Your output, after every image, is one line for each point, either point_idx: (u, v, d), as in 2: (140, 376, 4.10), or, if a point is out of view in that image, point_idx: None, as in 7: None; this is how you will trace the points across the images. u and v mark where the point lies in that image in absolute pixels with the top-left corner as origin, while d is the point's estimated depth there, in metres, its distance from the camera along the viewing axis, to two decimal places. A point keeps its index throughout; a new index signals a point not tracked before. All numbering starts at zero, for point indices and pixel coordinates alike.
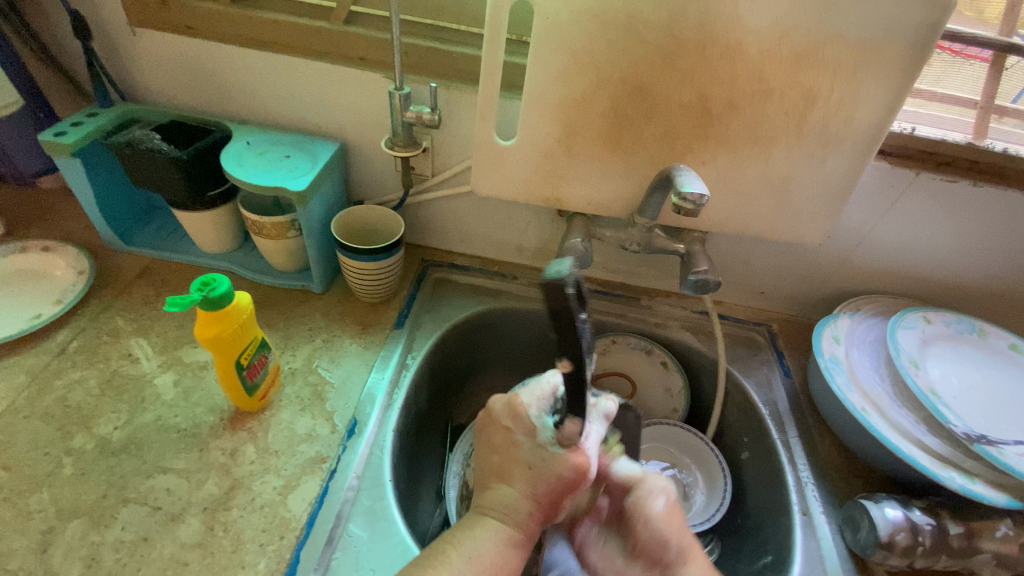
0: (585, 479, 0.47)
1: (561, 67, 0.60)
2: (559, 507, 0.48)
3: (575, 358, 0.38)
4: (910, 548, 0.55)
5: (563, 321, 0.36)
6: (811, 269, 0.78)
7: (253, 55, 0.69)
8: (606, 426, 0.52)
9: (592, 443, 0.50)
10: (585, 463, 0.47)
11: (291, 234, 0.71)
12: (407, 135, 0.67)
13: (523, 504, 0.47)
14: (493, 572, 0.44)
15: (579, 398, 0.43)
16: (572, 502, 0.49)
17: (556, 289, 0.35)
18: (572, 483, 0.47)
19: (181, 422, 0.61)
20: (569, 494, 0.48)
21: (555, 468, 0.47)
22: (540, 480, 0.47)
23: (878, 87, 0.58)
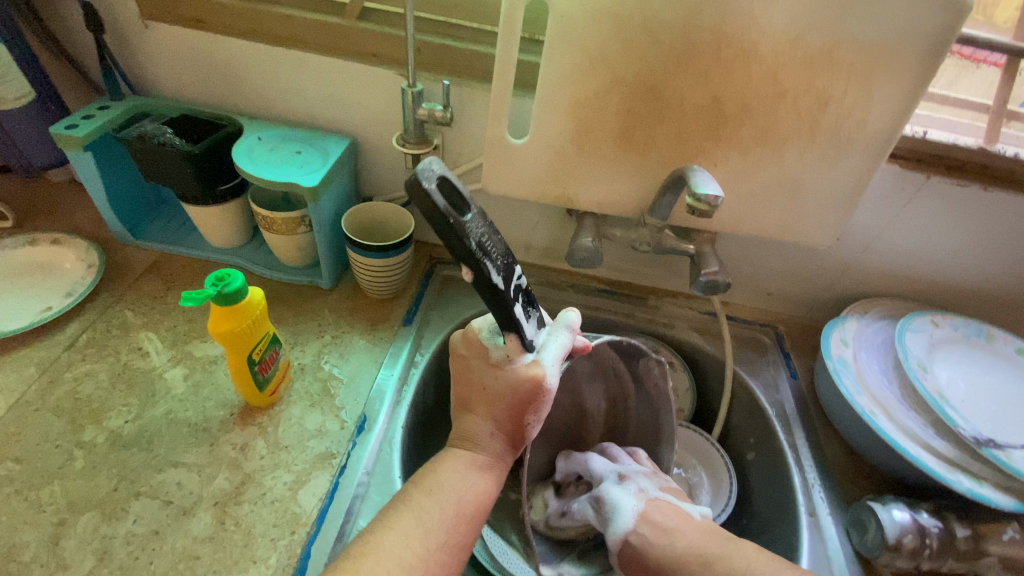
0: (541, 391, 0.47)
1: (574, 66, 0.60)
2: (525, 425, 0.48)
3: (468, 263, 0.41)
4: (917, 550, 0.56)
5: (438, 221, 0.39)
6: (819, 271, 0.78)
7: (264, 50, 0.69)
8: (568, 337, 0.50)
9: (550, 356, 0.48)
10: (536, 375, 0.46)
11: (301, 229, 0.71)
12: (418, 132, 0.67)
13: (485, 426, 0.48)
14: (461, 507, 0.45)
15: (507, 312, 0.44)
16: (538, 419, 0.49)
17: (416, 188, 0.38)
18: (529, 396, 0.47)
19: (191, 416, 0.61)
20: (531, 410, 0.48)
21: (512, 382, 0.47)
22: (498, 396, 0.47)
23: (892, 91, 0.58)
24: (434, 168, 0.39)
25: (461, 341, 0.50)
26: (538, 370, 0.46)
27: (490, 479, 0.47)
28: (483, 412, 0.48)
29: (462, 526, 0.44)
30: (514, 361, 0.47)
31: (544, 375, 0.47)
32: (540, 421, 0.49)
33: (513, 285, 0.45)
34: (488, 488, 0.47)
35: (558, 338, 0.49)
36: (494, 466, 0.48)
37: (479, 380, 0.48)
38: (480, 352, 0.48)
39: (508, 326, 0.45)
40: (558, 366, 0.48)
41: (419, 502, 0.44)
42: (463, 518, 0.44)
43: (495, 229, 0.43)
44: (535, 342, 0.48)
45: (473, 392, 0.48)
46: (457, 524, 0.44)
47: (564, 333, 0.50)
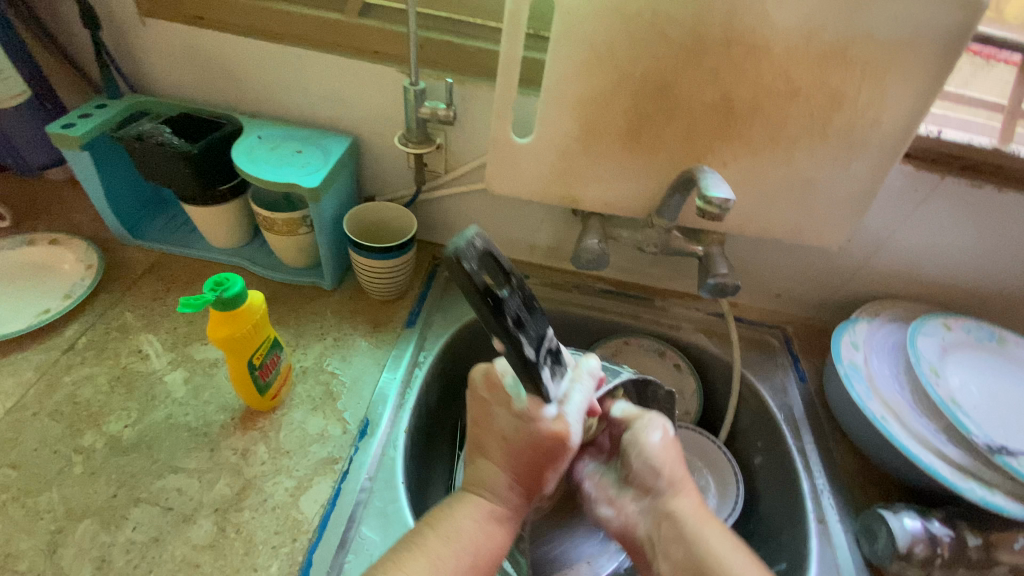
0: (563, 447, 0.45)
1: (581, 65, 0.59)
2: (543, 480, 0.47)
3: (501, 335, 0.40)
4: (929, 559, 0.55)
5: (474, 297, 0.38)
6: (828, 272, 0.77)
7: (264, 47, 0.68)
8: (591, 387, 0.48)
9: (573, 408, 0.46)
10: (560, 432, 0.45)
11: (302, 230, 0.70)
12: (420, 131, 0.65)
13: (503, 476, 0.47)
14: (478, 556, 0.44)
15: (536, 381, 0.43)
16: (557, 472, 0.48)
17: (454, 264, 0.37)
18: (550, 452, 0.46)
19: (192, 420, 0.60)
20: (551, 466, 0.47)
21: (533, 437, 0.46)
22: (518, 450, 0.46)
23: (907, 89, 0.56)
24: (476, 241, 0.38)
25: (484, 383, 0.49)
26: (561, 426, 0.45)
27: (506, 529, 0.46)
28: (501, 462, 0.47)
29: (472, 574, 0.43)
30: (537, 415, 0.45)
31: (568, 431, 0.45)
32: (559, 475, 0.48)
33: (544, 352, 0.44)
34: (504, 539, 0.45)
35: (581, 387, 0.48)
36: (508, 515, 0.47)
37: (499, 431, 0.47)
38: (501, 401, 0.47)
39: (533, 388, 0.44)
40: (581, 419, 0.47)
41: (432, 546, 0.43)
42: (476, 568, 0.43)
43: (532, 298, 0.42)
44: (559, 395, 0.46)
45: (492, 440, 0.48)
46: (471, 574, 0.43)
47: (587, 382, 0.48)
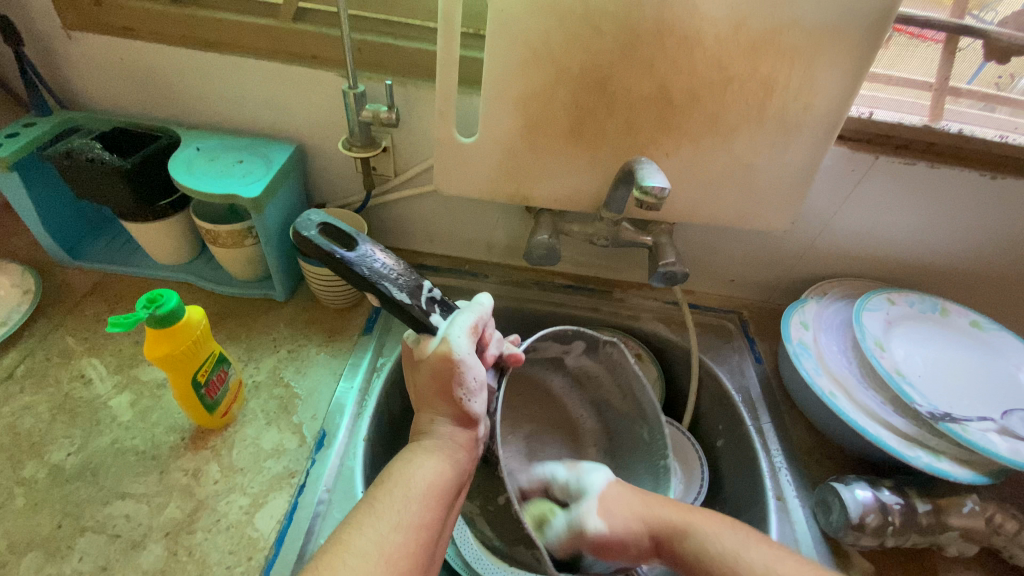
0: (453, 363, 0.47)
1: (518, 61, 0.59)
2: (456, 403, 0.48)
3: (367, 285, 0.46)
4: (881, 528, 0.56)
5: (330, 260, 0.45)
6: (777, 255, 0.78)
7: (198, 57, 0.66)
8: (478, 314, 0.51)
9: (459, 330, 0.49)
10: (442, 349, 0.47)
11: (248, 242, 0.68)
12: (364, 134, 0.65)
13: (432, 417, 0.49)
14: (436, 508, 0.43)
15: (414, 319, 0.48)
16: (470, 392, 0.48)
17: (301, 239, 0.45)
18: (445, 370, 0.47)
19: (139, 444, 0.58)
20: (455, 387, 0.48)
21: (433, 367, 0.48)
22: (430, 385, 0.49)
23: (834, 73, 0.58)
24: (313, 222, 0.47)
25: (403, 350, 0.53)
26: (444, 346, 0.47)
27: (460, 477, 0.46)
28: (426, 402, 0.50)
29: (416, 506, 0.42)
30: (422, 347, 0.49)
31: (451, 349, 0.47)
32: (474, 393, 0.48)
33: (422, 297, 0.49)
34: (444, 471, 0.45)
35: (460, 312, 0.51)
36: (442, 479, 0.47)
37: (415, 377, 0.50)
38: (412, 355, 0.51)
39: (421, 328, 0.49)
40: (467, 333, 0.49)
41: None
42: (436, 516, 0.43)
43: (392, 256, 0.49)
44: (443, 326, 0.49)
45: (418, 393, 0.51)
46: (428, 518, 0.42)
47: (475, 311, 0.51)
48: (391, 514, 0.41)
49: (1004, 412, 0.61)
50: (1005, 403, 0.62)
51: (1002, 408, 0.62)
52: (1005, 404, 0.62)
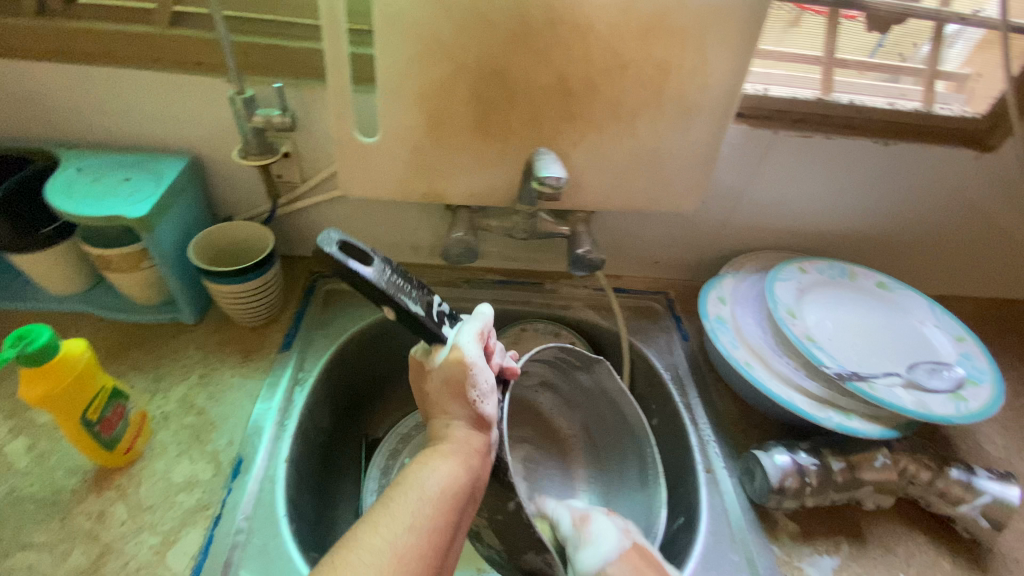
0: (466, 368, 0.48)
1: (412, 56, 0.57)
2: (472, 403, 0.47)
3: (386, 302, 0.47)
4: (800, 490, 0.58)
5: (347, 275, 0.45)
6: (697, 234, 0.80)
7: (67, 69, 0.61)
8: (482, 321, 0.53)
9: (467, 336, 0.50)
10: (456, 356, 0.48)
11: (144, 264, 0.64)
12: (260, 141, 0.61)
13: (455, 421, 0.47)
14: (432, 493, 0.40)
15: (430, 331, 0.50)
16: (483, 392, 0.48)
17: (321, 253, 0.43)
18: (460, 379, 0.48)
19: (35, 492, 0.54)
20: (470, 386, 0.48)
21: (447, 373, 0.48)
22: (450, 390, 0.48)
23: (725, 53, 0.59)
24: (336, 237, 0.45)
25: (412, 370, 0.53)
26: (455, 352, 0.48)
27: (462, 464, 0.43)
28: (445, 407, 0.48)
29: (429, 511, 0.39)
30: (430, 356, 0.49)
31: (463, 353, 0.48)
32: (486, 394, 0.48)
33: (434, 310, 0.51)
34: (462, 472, 0.43)
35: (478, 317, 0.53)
36: None
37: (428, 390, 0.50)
38: (421, 369, 0.52)
39: (434, 340, 0.50)
40: (476, 340, 0.50)
41: None
42: (428, 502, 0.40)
43: (403, 270, 0.50)
44: (452, 336, 0.51)
45: (433, 403, 0.50)
46: (427, 511, 0.39)
47: (479, 318, 0.53)
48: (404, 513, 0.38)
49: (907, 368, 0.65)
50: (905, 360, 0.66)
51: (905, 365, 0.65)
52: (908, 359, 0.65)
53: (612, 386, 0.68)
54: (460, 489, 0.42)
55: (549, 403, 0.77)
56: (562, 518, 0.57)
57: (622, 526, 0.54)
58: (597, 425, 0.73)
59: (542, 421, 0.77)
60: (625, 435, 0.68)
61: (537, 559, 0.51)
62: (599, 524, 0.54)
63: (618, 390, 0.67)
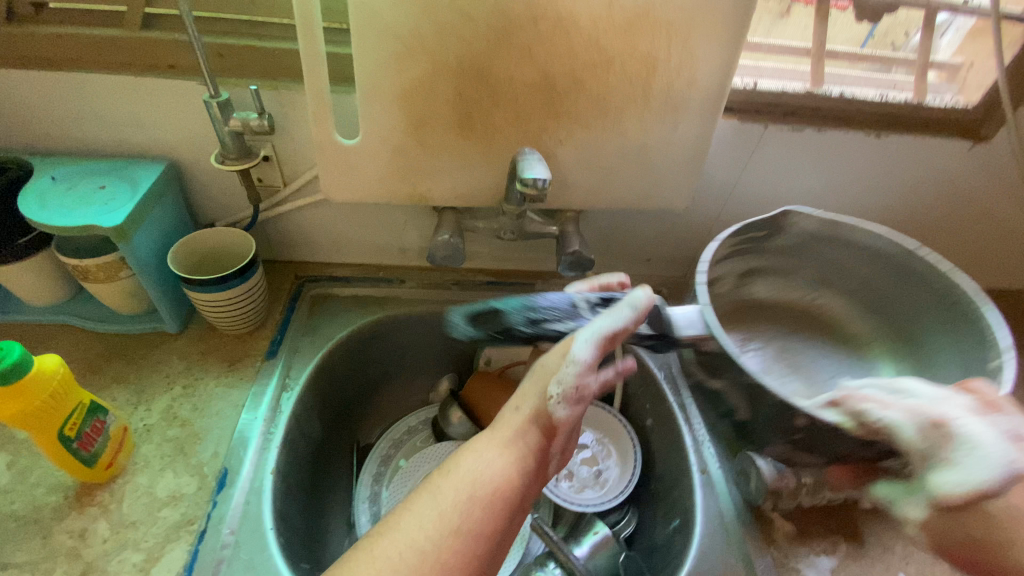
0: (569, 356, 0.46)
1: (391, 55, 0.55)
2: (556, 403, 0.47)
3: (541, 337, 0.49)
4: (796, 491, 0.57)
5: (495, 335, 0.49)
6: (688, 231, 0.79)
7: (35, 74, 0.59)
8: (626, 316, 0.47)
9: (589, 334, 0.46)
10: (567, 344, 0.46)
11: (123, 274, 0.62)
12: (238, 145, 0.60)
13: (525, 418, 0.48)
14: (477, 489, 0.43)
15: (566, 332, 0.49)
16: (575, 391, 0.47)
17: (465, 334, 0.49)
18: (553, 371, 0.48)
19: (15, 510, 0.53)
20: (560, 383, 0.46)
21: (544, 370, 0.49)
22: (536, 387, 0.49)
23: (712, 47, 0.58)
24: (456, 313, 0.51)
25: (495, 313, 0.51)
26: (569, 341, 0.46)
27: (517, 468, 0.45)
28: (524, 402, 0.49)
29: (476, 510, 0.42)
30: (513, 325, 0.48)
31: (574, 342, 0.46)
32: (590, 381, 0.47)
33: (584, 307, 0.50)
34: (508, 472, 0.44)
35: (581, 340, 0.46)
36: None
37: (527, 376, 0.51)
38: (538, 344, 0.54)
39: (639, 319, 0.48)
40: (592, 343, 0.45)
41: None
42: (477, 503, 0.42)
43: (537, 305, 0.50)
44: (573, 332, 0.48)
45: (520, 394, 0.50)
46: (470, 509, 0.42)
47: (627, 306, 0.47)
48: (449, 514, 0.41)
49: (914, 333, 0.60)
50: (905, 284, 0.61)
51: (915, 325, 0.60)
52: (919, 286, 0.59)
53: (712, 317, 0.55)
54: (510, 492, 0.44)
55: (709, 296, 0.59)
56: (893, 423, 0.45)
57: (909, 410, 0.45)
58: (838, 276, 0.65)
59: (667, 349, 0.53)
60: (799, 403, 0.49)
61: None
62: (964, 429, 0.42)
63: (823, 224, 0.61)
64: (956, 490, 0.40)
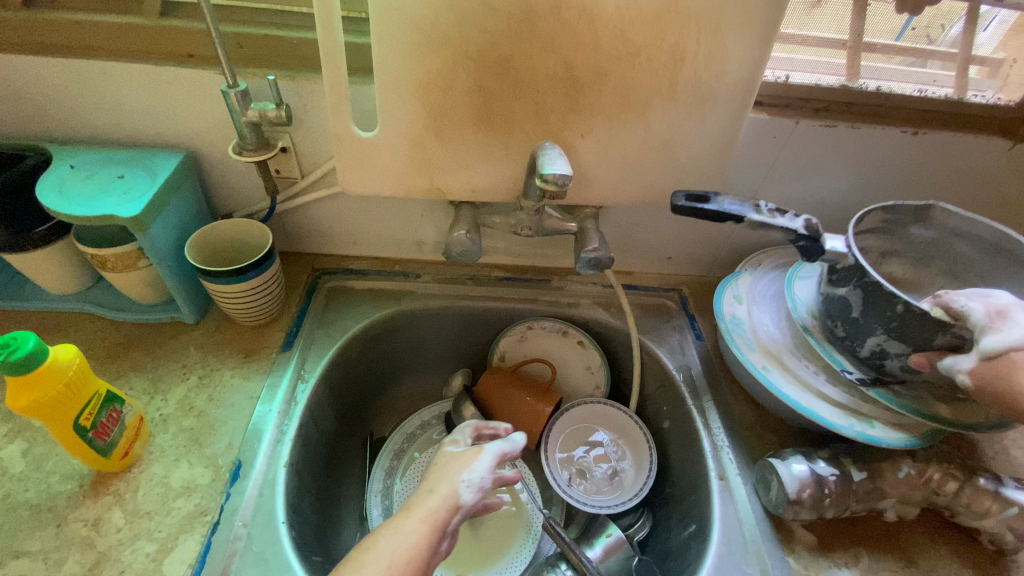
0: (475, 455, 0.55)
1: (409, 45, 0.54)
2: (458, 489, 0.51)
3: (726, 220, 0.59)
4: (819, 502, 0.55)
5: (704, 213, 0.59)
6: (711, 230, 0.77)
7: (55, 62, 0.59)
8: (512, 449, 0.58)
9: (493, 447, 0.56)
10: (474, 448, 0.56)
11: (141, 264, 0.62)
12: (256, 136, 0.59)
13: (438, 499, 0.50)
14: (394, 559, 0.44)
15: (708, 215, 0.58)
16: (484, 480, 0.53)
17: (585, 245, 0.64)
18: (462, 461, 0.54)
19: (32, 497, 0.53)
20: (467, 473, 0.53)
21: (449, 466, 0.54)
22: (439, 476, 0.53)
23: (742, 38, 0.55)
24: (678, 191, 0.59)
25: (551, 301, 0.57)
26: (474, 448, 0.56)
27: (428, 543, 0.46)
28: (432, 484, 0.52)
29: None
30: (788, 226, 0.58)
31: (482, 447, 0.56)
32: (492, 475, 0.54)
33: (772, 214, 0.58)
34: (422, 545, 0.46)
35: (486, 452, 0.56)
36: None
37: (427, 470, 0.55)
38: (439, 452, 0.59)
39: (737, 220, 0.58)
40: (498, 452, 0.56)
41: None
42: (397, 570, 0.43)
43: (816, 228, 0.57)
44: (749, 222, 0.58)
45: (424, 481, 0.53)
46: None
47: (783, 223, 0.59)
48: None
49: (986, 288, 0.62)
50: (984, 254, 0.61)
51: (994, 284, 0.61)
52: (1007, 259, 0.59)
53: (962, 222, 0.61)
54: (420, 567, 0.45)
55: (897, 271, 0.68)
56: (971, 309, 0.49)
57: (980, 299, 0.49)
58: (963, 267, 0.64)
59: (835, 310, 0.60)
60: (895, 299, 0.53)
61: (945, 339, 0.52)
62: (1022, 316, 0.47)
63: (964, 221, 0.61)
64: (994, 347, 0.47)
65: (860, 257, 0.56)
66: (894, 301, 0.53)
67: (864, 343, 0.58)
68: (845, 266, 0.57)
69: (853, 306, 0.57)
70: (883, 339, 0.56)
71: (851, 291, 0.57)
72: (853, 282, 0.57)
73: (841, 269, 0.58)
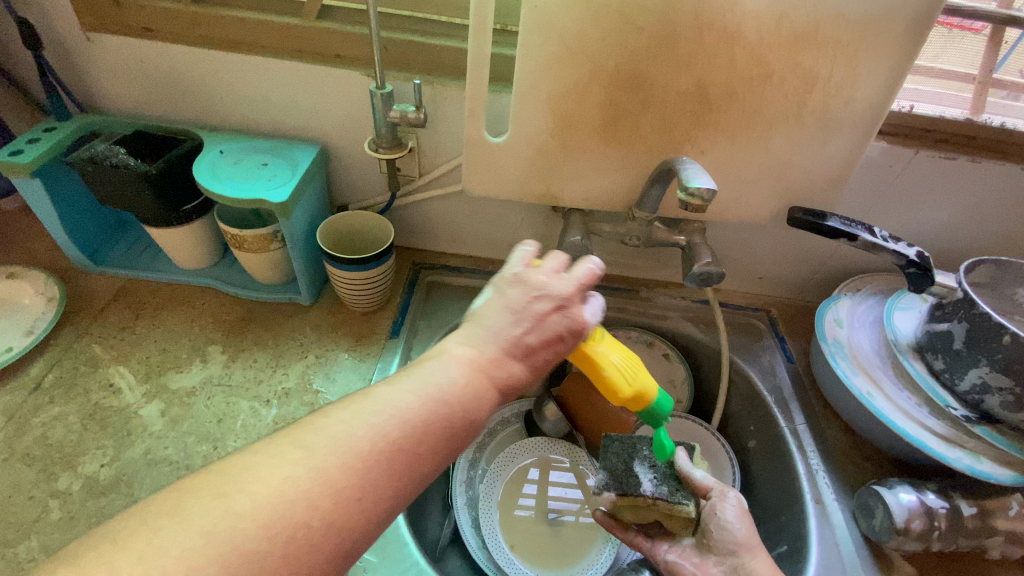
0: None
1: (551, 57, 0.56)
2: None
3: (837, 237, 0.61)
4: (927, 533, 0.55)
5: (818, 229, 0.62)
6: (809, 253, 0.78)
7: (216, 56, 0.64)
8: None
9: None
10: None
11: (273, 246, 0.67)
12: (391, 135, 0.63)
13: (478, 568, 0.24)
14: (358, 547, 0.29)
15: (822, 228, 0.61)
16: None
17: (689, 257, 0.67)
18: None
19: (171, 454, 0.57)
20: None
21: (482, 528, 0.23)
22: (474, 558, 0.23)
23: (879, 68, 0.56)
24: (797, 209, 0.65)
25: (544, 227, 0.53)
26: None
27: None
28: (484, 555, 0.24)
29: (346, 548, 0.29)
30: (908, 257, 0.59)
31: None
32: None
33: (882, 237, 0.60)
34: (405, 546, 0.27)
35: None
36: None
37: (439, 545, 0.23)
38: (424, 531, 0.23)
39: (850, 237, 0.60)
40: None
41: None
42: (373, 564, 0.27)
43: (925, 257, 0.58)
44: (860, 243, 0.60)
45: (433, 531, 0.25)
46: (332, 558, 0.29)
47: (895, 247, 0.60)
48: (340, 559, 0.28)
49: None
50: None
51: None
52: None
53: None
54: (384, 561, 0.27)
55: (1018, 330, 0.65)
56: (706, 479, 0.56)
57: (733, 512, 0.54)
58: None
59: (938, 339, 0.61)
60: (998, 334, 0.54)
61: None
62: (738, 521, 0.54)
63: None
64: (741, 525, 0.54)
65: (969, 290, 0.57)
66: (1000, 331, 0.54)
67: (965, 376, 0.59)
68: (952, 300, 0.59)
69: (956, 338, 0.58)
70: (986, 372, 0.56)
71: (956, 324, 0.58)
72: (959, 315, 0.58)
73: (948, 304, 0.60)
